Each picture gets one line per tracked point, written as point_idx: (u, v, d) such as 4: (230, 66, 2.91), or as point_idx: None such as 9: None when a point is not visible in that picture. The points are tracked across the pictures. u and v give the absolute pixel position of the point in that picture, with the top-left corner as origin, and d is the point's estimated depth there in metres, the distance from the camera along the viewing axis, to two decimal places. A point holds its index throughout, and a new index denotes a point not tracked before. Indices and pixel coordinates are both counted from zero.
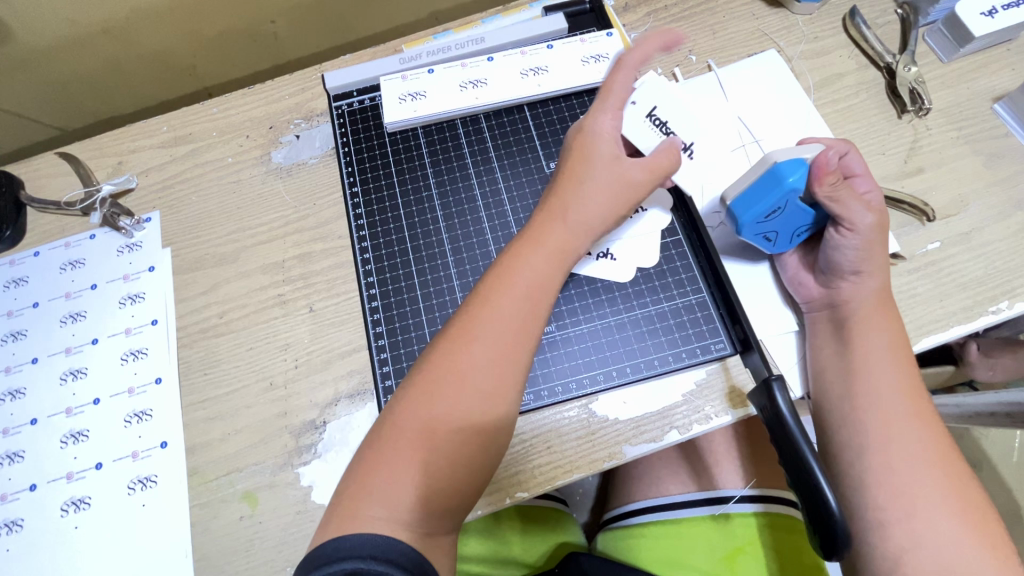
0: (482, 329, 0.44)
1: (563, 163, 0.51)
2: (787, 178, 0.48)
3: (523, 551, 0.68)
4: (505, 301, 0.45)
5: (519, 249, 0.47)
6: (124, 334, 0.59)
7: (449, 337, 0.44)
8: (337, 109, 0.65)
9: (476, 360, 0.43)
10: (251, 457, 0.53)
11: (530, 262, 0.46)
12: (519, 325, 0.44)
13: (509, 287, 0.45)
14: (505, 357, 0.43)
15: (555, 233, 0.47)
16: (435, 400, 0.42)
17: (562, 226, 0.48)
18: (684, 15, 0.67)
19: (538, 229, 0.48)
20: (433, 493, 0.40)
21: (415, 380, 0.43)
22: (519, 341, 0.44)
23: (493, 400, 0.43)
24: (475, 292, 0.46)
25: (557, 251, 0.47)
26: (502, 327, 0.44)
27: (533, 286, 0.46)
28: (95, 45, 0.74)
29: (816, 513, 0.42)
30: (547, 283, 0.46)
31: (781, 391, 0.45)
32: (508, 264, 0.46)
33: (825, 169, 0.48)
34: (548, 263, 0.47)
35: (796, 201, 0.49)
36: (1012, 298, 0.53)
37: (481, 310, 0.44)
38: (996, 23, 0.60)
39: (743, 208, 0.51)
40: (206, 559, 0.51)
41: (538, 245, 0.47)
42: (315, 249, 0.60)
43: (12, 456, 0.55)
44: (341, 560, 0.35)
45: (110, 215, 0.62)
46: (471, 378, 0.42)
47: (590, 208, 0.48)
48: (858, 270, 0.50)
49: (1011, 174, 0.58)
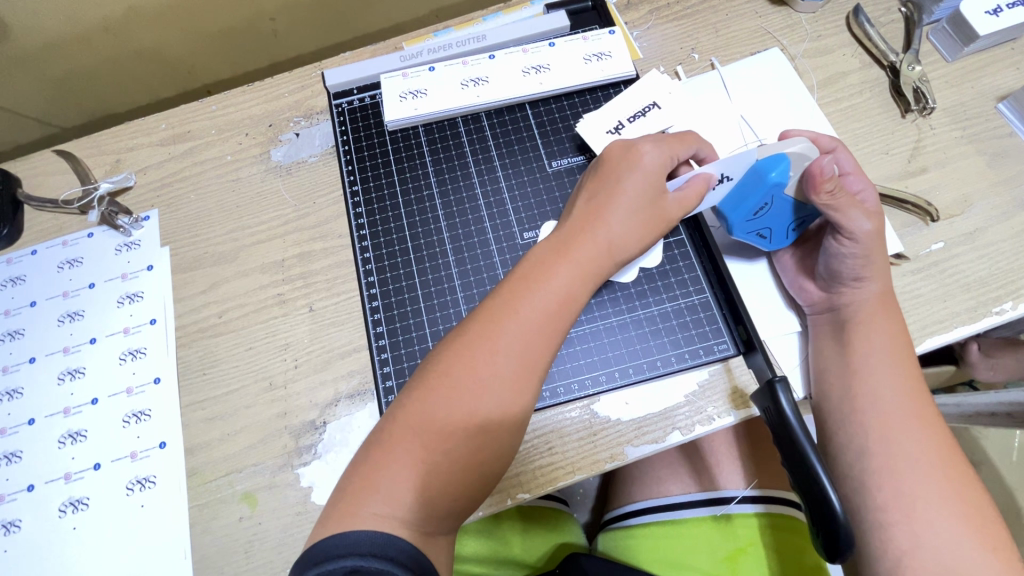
0: (505, 337, 0.43)
1: (598, 174, 0.50)
2: (771, 173, 0.47)
3: (523, 551, 0.68)
4: (531, 313, 0.44)
5: (548, 260, 0.46)
6: (123, 334, 0.58)
7: (469, 339, 0.44)
8: (337, 107, 0.65)
9: (495, 368, 0.42)
10: (251, 457, 0.53)
11: (558, 275, 0.46)
12: (543, 341, 0.44)
13: (537, 299, 0.45)
14: (526, 369, 0.43)
15: (583, 247, 0.47)
16: (448, 402, 0.41)
17: (591, 240, 0.47)
18: (687, 13, 0.66)
19: (567, 239, 0.47)
20: (434, 496, 0.40)
21: (431, 377, 0.43)
22: (541, 357, 0.44)
23: (506, 410, 0.42)
24: (500, 297, 0.45)
25: (585, 269, 0.46)
26: (525, 338, 0.44)
27: (559, 301, 0.45)
28: (92, 41, 0.74)
29: (819, 513, 0.42)
30: (573, 301, 0.46)
31: (785, 392, 0.45)
32: (536, 272, 0.46)
33: (820, 178, 0.46)
34: (573, 278, 0.46)
35: (782, 194, 0.49)
36: (1016, 299, 0.53)
37: (505, 316, 0.44)
38: (1001, 22, 0.60)
39: (732, 207, 0.51)
40: (205, 559, 0.51)
41: (567, 257, 0.47)
42: (315, 248, 0.60)
43: (10, 456, 0.55)
44: (339, 557, 0.35)
45: (108, 212, 0.61)
46: (488, 386, 0.42)
47: (617, 226, 0.48)
48: (858, 276, 0.49)
49: (1016, 174, 0.58)
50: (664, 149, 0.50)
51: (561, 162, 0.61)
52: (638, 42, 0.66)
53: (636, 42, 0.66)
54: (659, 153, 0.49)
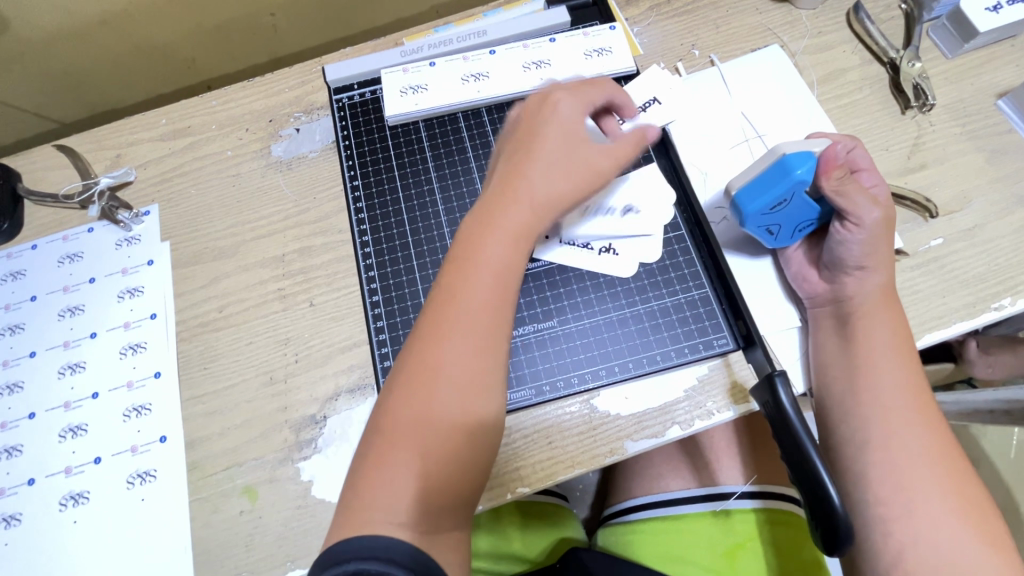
0: (453, 326, 0.42)
1: (517, 139, 0.49)
2: (795, 170, 0.48)
3: (523, 546, 0.68)
4: (473, 287, 0.43)
5: (475, 234, 0.45)
6: (123, 328, 0.58)
7: (422, 336, 0.43)
8: (337, 102, 0.65)
9: (451, 359, 0.42)
10: (251, 452, 0.53)
11: (491, 246, 0.44)
12: (490, 313, 0.43)
13: (476, 273, 0.43)
14: (481, 341, 0.42)
15: (509, 211, 0.45)
16: (418, 407, 0.41)
17: (523, 202, 0.45)
18: (687, 10, 0.66)
19: (490, 207, 0.46)
20: (436, 490, 0.40)
21: (395, 387, 0.42)
22: (492, 329, 0.43)
23: (477, 386, 0.42)
24: (440, 285, 0.44)
25: (514, 231, 0.45)
26: (474, 313, 0.43)
27: (501, 267, 0.44)
28: (92, 36, 0.74)
29: (817, 506, 0.42)
30: (512, 264, 0.45)
31: (784, 387, 0.45)
32: (469, 250, 0.44)
33: (832, 163, 0.48)
34: (505, 244, 0.44)
35: (802, 193, 0.49)
36: (1015, 295, 0.53)
37: (449, 307, 0.43)
38: (1000, 19, 0.60)
39: (749, 199, 0.50)
40: (206, 553, 0.51)
41: (499, 224, 0.45)
42: (315, 243, 0.60)
43: (11, 450, 0.55)
44: (343, 561, 0.35)
45: (109, 207, 0.62)
46: (449, 378, 0.42)
47: (541, 183, 0.46)
48: (862, 264, 0.50)
49: (1015, 171, 0.58)
50: (576, 99, 0.51)
51: None
52: (638, 38, 0.66)
53: (636, 38, 0.66)
54: (570, 107, 0.50)
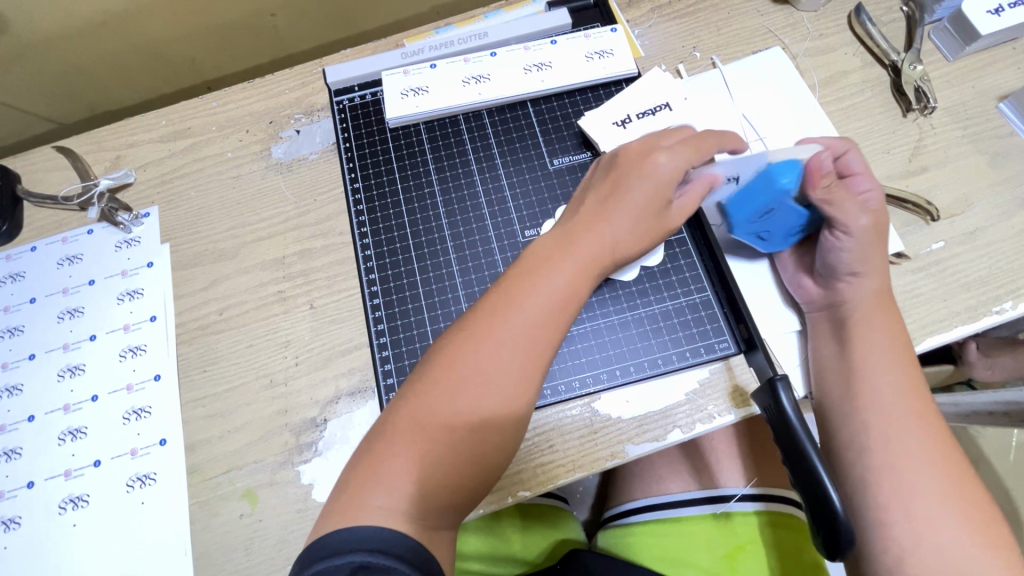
0: (507, 331, 0.43)
1: (608, 179, 0.50)
2: (778, 181, 0.48)
3: (523, 548, 0.68)
4: (535, 301, 0.44)
5: (548, 255, 0.46)
6: (123, 330, 0.58)
7: (470, 331, 0.43)
8: (338, 104, 0.65)
9: (496, 363, 0.42)
10: (251, 455, 0.53)
11: (560, 273, 0.45)
12: (546, 335, 0.44)
13: (542, 291, 0.44)
14: (531, 356, 0.43)
15: (584, 242, 0.47)
16: (449, 396, 0.41)
17: (593, 238, 0.47)
18: (689, 12, 0.66)
19: (569, 237, 0.47)
20: (436, 491, 0.40)
21: (433, 370, 0.43)
22: (543, 355, 0.44)
23: (514, 395, 0.42)
24: (502, 288, 0.45)
25: (585, 265, 0.46)
26: (529, 327, 0.43)
27: (562, 297, 0.45)
28: (90, 37, 0.73)
29: (819, 511, 0.42)
30: (575, 299, 0.46)
31: (786, 391, 0.45)
32: (538, 268, 0.46)
33: (818, 173, 0.47)
34: (576, 274, 0.46)
35: (788, 202, 0.49)
36: (1016, 298, 0.53)
37: (508, 310, 0.44)
38: (1002, 21, 0.60)
39: (735, 208, 0.52)
40: (206, 556, 0.51)
41: (568, 253, 0.46)
42: (315, 245, 0.60)
43: (9, 453, 0.55)
44: (345, 553, 0.35)
45: (109, 209, 0.61)
46: (488, 381, 0.42)
47: (615, 227, 0.47)
48: (853, 271, 0.50)
49: (1015, 174, 0.58)
50: (676, 157, 0.48)
51: (562, 160, 0.61)
52: (640, 40, 0.65)
53: (637, 40, 0.65)
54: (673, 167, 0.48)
